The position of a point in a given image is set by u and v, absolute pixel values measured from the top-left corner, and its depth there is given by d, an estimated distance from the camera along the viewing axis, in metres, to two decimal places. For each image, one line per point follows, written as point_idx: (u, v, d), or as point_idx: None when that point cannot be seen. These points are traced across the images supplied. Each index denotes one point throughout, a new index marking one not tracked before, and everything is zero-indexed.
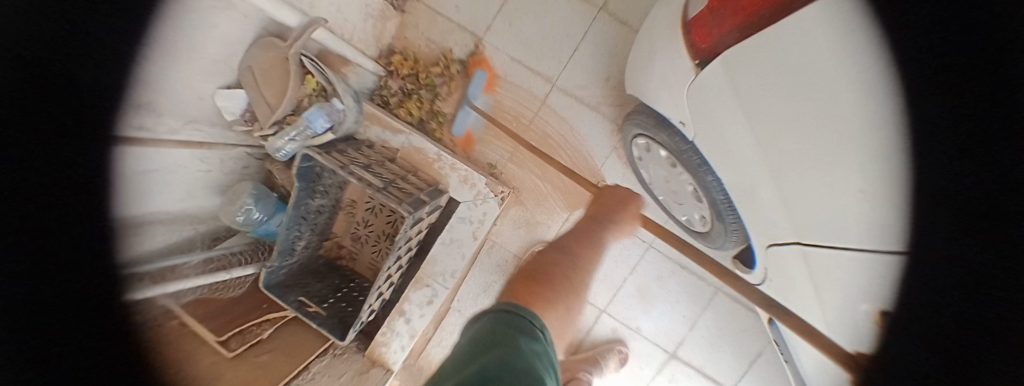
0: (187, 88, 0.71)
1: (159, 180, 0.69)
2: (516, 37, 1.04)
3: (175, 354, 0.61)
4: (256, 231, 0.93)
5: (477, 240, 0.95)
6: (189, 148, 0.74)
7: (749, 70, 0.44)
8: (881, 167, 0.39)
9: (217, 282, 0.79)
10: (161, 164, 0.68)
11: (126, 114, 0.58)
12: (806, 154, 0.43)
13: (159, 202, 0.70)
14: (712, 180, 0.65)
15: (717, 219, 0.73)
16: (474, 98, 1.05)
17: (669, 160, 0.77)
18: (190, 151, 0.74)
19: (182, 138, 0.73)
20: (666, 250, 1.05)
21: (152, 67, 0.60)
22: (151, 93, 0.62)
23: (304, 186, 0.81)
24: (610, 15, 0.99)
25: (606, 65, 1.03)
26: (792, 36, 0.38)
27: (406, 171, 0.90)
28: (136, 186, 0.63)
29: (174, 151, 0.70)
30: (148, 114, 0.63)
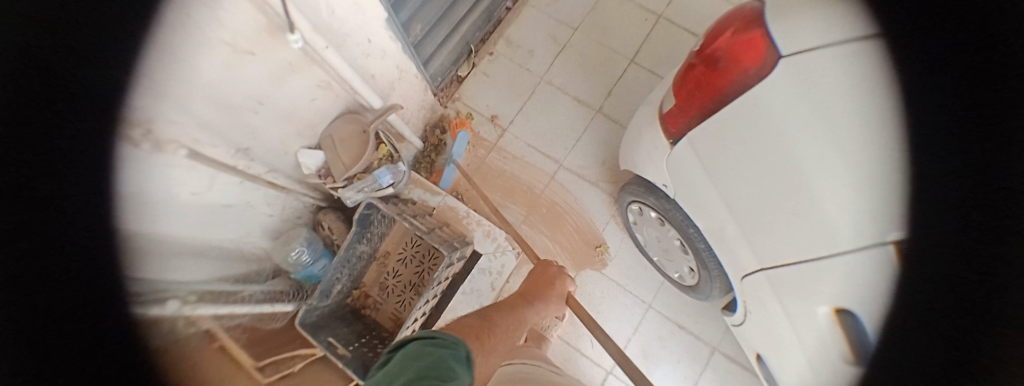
0: (281, 145, 0.94)
1: (234, 215, 0.87)
2: (532, 128, 1.34)
3: (211, 363, 0.71)
4: (300, 273, 1.05)
5: (495, 290, 1.07)
6: (268, 187, 0.94)
7: (707, 139, 0.63)
8: (851, 198, 0.46)
9: (263, 312, 0.92)
10: (240, 202, 0.88)
11: (222, 154, 0.78)
12: (757, 194, 0.59)
13: (224, 233, 0.86)
14: (694, 231, 0.83)
15: (703, 269, 0.88)
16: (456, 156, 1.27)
17: (659, 220, 0.96)
18: (265, 195, 0.95)
19: (261, 182, 0.92)
20: (664, 309, 1.16)
21: (252, 122, 0.82)
22: (246, 142, 0.83)
23: (358, 231, 0.96)
24: (605, 116, 1.32)
25: (603, 152, 1.30)
26: (732, 117, 0.58)
27: (440, 225, 1.06)
28: (211, 218, 0.81)
29: (254, 193, 0.91)
30: (241, 157, 0.83)
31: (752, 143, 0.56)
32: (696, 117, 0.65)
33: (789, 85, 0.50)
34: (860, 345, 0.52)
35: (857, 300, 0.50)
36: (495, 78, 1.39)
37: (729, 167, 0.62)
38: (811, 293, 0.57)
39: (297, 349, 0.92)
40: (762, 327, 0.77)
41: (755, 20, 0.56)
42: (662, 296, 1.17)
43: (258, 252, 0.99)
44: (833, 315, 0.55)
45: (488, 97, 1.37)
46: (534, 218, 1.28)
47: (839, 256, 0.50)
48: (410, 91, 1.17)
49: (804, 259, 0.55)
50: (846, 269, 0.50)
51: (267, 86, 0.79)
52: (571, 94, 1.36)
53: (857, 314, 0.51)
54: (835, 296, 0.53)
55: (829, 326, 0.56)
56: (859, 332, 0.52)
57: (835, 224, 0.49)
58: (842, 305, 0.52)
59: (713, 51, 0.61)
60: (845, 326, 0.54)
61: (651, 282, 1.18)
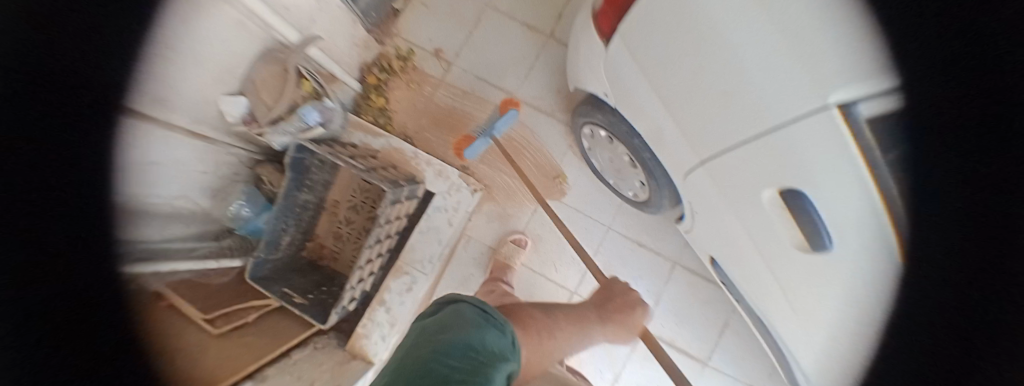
0: (198, 91, 0.83)
1: (164, 172, 0.77)
2: (481, 60, 1.25)
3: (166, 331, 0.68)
4: (244, 227, 1.02)
5: (452, 227, 1.05)
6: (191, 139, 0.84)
7: (643, 27, 0.59)
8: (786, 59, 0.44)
9: (205, 268, 0.88)
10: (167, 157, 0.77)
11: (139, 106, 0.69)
12: (694, 80, 0.56)
13: (160, 191, 0.77)
14: (639, 141, 0.82)
15: (651, 181, 0.88)
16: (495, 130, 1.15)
17: (609, 138, 0.95)
18: (194, 147, 0.85)
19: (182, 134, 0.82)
20: (623, 231, 1.19)
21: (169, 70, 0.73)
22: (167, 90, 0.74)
23: (294, 177, 0.91)
24: (556, 41, 1.24)
25: (556, 80, 1.24)
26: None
27: (385, 165, 1.01)
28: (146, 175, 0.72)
29: (183, 147, 0.81)
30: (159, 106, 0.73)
31: (685, 22, 0.53)
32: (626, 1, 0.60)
33: None
34: (808, 220, 0.52)
35: (794, 175, 0.50)
36: (435, 7, 1.26)
37: (673, 55, 0.57)
38: (752, 174, 0.55)
39: (250, 301, 0.90)
40: (707, 225, 0.77)
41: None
42: (621, 219, 1.19)
43: (198, 210, 0.91)
44: (780, 200, 0.54)
45: (429, 30, 1.25)
46: (491, 156, 1.23)
47: (776, 129, 0.48)
48: (336, 25, 1.06)
49: (735, 141, 0.54)
50: (782, 144, 0.48)
51: (173, 23, 0.69)
52: (519, 19, 1.25)
53: (803, 192, 0.50)
54: (773, 175, 0.52)
55: (778, 211, 0.56)
56: (809, 213, 0.51)
57: (764, 93, 0.47)
58: (786, 186, 0.52)
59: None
60: (792, 207, 0.53)
61: (610, 207, 1.20)
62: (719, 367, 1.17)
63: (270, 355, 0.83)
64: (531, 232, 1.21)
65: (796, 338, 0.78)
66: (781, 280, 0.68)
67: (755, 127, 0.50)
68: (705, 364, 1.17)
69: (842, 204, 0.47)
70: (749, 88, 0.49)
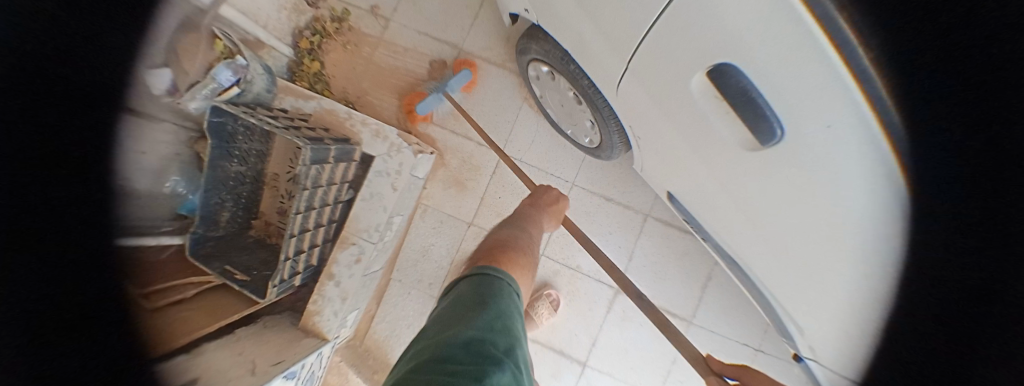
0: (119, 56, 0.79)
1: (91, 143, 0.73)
2: (421, 13, 1.15)
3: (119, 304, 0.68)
4: (183, 205, 0.97)
5: (397, 191, 0.96)
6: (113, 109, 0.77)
7: None
8: None
9: (143, 244, 0.82)
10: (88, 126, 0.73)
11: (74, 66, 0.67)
12: None
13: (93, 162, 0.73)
14: (574, 67, 0.72)
15: (597, 115, 0.78)
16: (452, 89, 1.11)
17: (551, 74, 0.85)
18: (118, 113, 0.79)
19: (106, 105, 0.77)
20: (589, 185, 1.09)
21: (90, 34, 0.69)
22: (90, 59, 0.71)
23: (217, 144, 0.87)
24: None
25: (504, 27, 1.14)
26: None
27: (315, 127, 0.93)
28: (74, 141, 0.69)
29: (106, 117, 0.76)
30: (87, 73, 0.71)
31: None
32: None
33: None
34: (747, 104, 0.41)
35: (714, 42, 0.40)
36: None
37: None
38: (675, 55, 0.46)
39: (189, 278, 0.88)
40: (655, 153, 0.67)
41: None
42: (585, 172, 1.09)
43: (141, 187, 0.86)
44: (710, 85, 0.44)
45: None
46: (442, 116, 1.15)
47: None
48: None
49: (654, 18, 0.45)
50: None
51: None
52: None
53: (728, 64, 0.40)
54: (696, 51, 0.43)
55: (716, 101, 0.45)
56: (745, 90, 0.40)
57: None
58: (712, 63, 0.42)
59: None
60: (722, 92, 0.42)
61: (572, 160, 1.10)
62: (704, 324, 1.08)
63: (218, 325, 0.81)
64: (492, 195, 1.13)
65: (784, 289, 0.64)
66: (744, 207, 0.56)
67: None
68: (689, 322, 1.08)
69: (788, 78, 0.36)
70: None
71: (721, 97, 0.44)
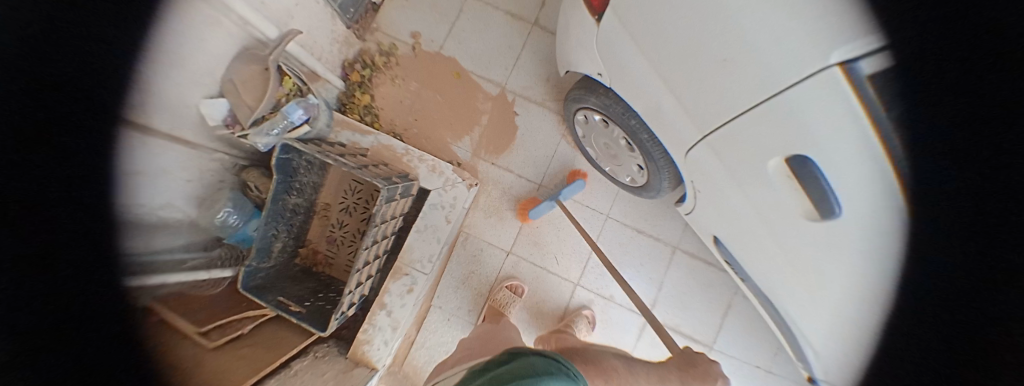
0: (179, 95, 0.77)
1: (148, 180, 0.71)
2: (467, 51, 1.23)
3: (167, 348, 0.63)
4: (233, 236, 0.95)
5: (451, 224, 1.01)
6: (173, 143, 0.77)
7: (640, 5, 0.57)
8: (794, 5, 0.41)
9: (196, 281, 0.81)
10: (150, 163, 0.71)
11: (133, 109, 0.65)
12: (685, 43, 0.54)
13: (148, 199, 0.71)
14: (635, 123, 0.80)
15: (649, 161, 0.87)
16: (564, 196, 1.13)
17: (604, 122, 0.93)
18: (178, 147, 0.79)
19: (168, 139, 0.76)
20: (622, 218, 1.18)
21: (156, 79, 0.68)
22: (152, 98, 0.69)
23: (282, 179, 0.85)
24: (542, 28, 1.24)
25: (545, 68, 1.23)
26: None
27: (377, 163, 0.98)
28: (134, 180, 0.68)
29: (164, 151, 0.75)
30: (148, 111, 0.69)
31: None
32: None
33: None
34: (816, 188, 0.50)
35: (798, 139, 0.48)
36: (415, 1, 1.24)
37: (664, 30, 0.56)
38: (755, 142, 0.54)
39: (247, 312, 0.86)
40: (712, 205, 0.76)
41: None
42: (619, 206, 1.18)
43: (186, 219, 0.84)
44: (787, 170, 0.52)
45: (412, 22, 1.24)
46: (484, 149, 1.21)
47: (786, 88, 0.45)
48: (315, 19, 1.00)
49: (740, 108, 0.52)
50: (786, 103, 0.46)
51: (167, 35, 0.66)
52: (503, 8, 1.25)
53: (807, 157, 0.48)
54: (775, 142, 0.51)
55: (789, 183, 0.53)
56: (819, 182, 0.49)
57: (766, 51, 0.45)
58: (791, 153, 0.50)
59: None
60: (797, 175, 0.51)
61: (606, 194, 1.19)
62: (724, 349, 1.17)
63: (267, 366, 0.76)
64: (530, 226, 1.19)
65: (819, 324, 0.73)
66: (794, 257, 0.65)
67: (763, 89, 0.48)
68: (710, 347, 1.17)
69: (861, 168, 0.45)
70: (751, 50, 0.46)
71: (793, 179, 0.52)
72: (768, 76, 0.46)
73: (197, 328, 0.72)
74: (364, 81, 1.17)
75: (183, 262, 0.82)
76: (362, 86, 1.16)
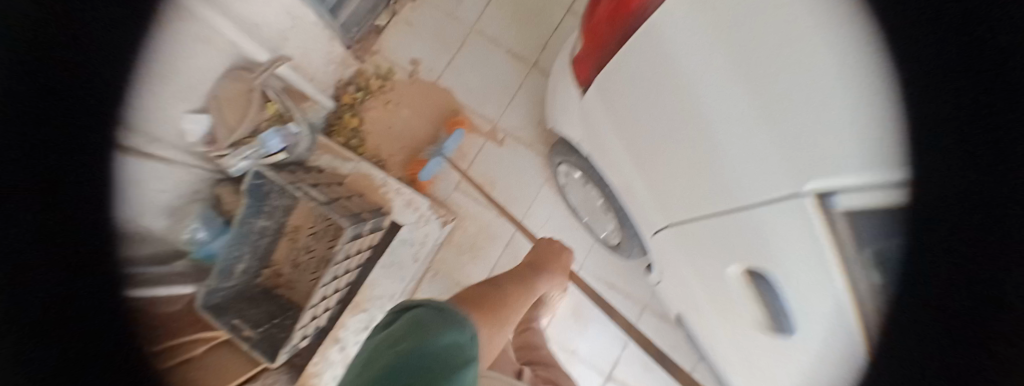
0: (158, 107, 0.76)
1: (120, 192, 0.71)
2: (463, 84, 1.24)
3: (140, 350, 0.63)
4: (198, 251, 0.92)
5: (417, 262, 1.00)
6: (147, 162, 0.77)
7: (617, 86, 0.55)
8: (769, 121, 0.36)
9: (157, 294, 0.81)
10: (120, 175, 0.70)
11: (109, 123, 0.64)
12: (662, 127, 0.49)
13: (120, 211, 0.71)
14: (611, 192, 0.78)
15: (624, 230, 0.85)
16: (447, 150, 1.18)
17: (583, 181, 0.91)
18: (150, 162, 0.78)
19: (143, 155, 0.76)
20: (597, 272, 1.16)
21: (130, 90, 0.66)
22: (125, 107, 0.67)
23: (251, 204, 0.85)
24: (540, 71, 1.25)
25: (538, 110, 1.22)
26: (636, 52, 0.47)
27: (352, 194, 0.97)
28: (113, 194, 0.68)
29: (136, 163, 0.74)
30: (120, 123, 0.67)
31: (653, 76, 0.46)
32: (603, 50, 0.55)
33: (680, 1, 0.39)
34: (775, 304, 0.48)
35: (770, 255, 0.44)
36: (419, 29, 1.26)
37: (639, 112, 0.52)
38: (720, 246, 0.52)
39: (198, 333, 0.85)
40: (679, 289, 0.74)
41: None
42: (595, 260, 1.16)
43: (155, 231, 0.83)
44: (746, 280, 0.50)
45: (413, 49, 1.25)
46: (466, 184, 1.20)
47: (762, 204, 0.40)
48: (310, 41, 0.99)
49: (715, 210, 0.48)
50: (763, 217, 0.41)
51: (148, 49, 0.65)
52: (504, 47, 1.27)
53: (771, 277, 0.46)
54: (741, 252, 0.48)
55: (749, 293, 0.52)
56: (779, 301, 0.47)
57: (740, 162, 0.40)
58: (753, 266, 0.48)
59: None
60: (758, 289, 0.49)
61: (584, 245, 1.17)
62: None
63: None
64: (503, 269, 1.17)
65: None
66: (753, 362, 0.62)
67: (742, 197, 0.42)
68: None
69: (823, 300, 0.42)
70: (726, 158, 0.42)
71: (753, 290, 0.51)
72: (739, 178, 0.41)
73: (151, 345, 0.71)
74: (354, 104, 1.17)
75: (144, 275, 0.80)
76: (351, 109, 1.16)
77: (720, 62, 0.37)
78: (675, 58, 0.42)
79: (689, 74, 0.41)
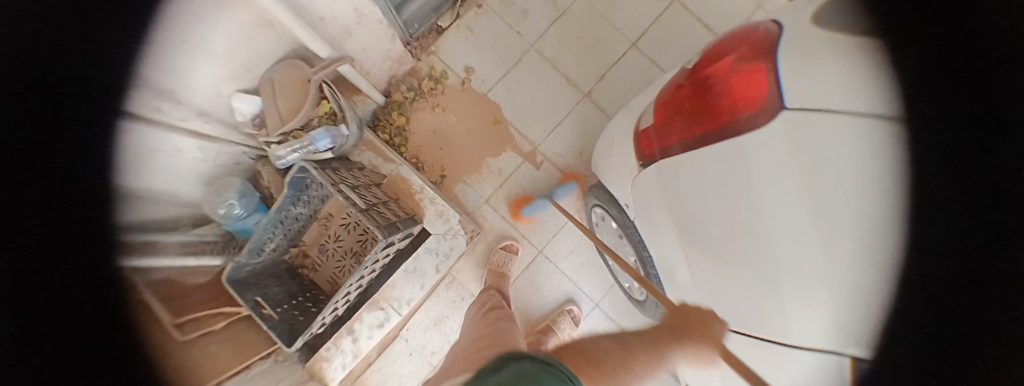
0: (212, 86, 0.79)
1: (152, 158, 0.71)
2: (513, 101, 1.28)
3: (148, 328, 0.60)
4: (232, 225, 0.94)
5: (439, 273, 1.02)
6: (194, 138, 0.79)
7: (683, 178, 0.55)
8: (836, 284, 0.37)
9: (185, 265, 0.83)
10: (162, 145, 0.73)
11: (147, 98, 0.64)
12: (720, 238, 0.50)
13: (152, 177, 0.72)
14: (648, 255, 0.78)
15: (650, 292, 0.84)
16: (558, 198, 1.20)
17: (618, 232, 0.91)
18: (196, 139, 0.80)
19: (196, 130, 0.80)
20: (609, 311, 1.17)
21: (176, 67, 0.67)
22: (171, 81, 0.68)
23: (291, 193, 0.86)
24: (591, 101, 1.30)
25: (581, 141, 1.27)
26: (712, 159, 0.48)
27: (389, 198, 0.97)
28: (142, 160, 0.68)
29: (182, 140, 0.77)
30: (166, 100, 0.69)
31: (725, 193, 0.47)
32: (677, 129, 0.55)
33: (779, 136, 0.39)
34: None
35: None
36: (479, 37, 1.29)
37: (702, 211, 0.52)
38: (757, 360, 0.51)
39: (222, 307, 0.86)
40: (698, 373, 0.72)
41: (770, 40, 0.43)
42: (609, 299, 1.18)
43: (190, 198, 0.87)
44: None
45: (470, 57, 1.27)
46: (497, 200, 1.22)
47: (808, 350, 0.42)
48: (373, 38, 0.98)
49: (757, 331, 0.49)
50: (791, 358, 0.45)
51: (190, 30, 0.64)
52: (560, 70, 1.30)
53: None
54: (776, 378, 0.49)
55: None
56: None
57: (791, 304, 0.42)
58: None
59: (718, 51, 0.50)
60: None
61: (602, 283, 1.18)
62: None
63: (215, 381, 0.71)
64: (518, 290, 1.19)
65: None
66: None
67: (797, 337, 0.43)
68: None
69: None
70: (781, 297, 0.43)
71: None
72: (777, 294, 0.43)
73: (173, 317, 0.70)
74: (403, 103, 1.19)
75: (178, 243, 0.83)
76: (400, 107, 1.18)
77: (801, 211, 0.38)
78: (754, 189, 0.42)
79: (765, 208, 0.41)
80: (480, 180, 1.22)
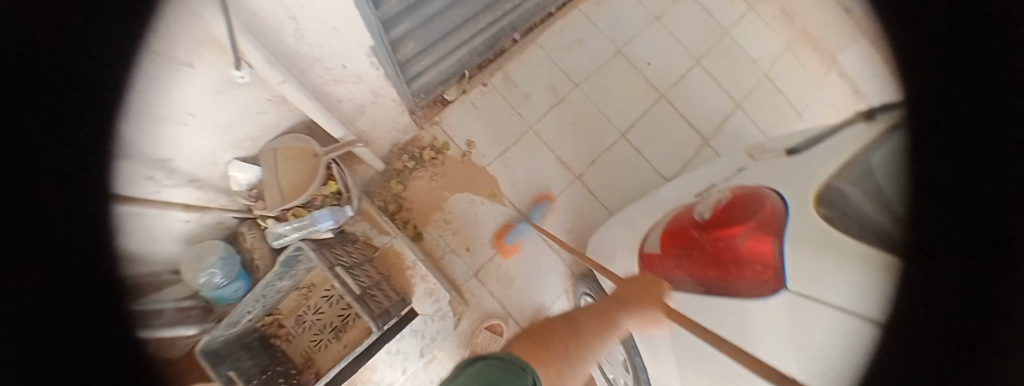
0: (211, 156, 0.75)
1: (140, 221, 0.65)
2: (510, 175, 1.33)
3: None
4: (211, 293, 0.84)
5: (423, 358, 0.98)
6: (186, 207, 0.75)
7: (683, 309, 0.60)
8: None
9: (173, 334, 0.74)
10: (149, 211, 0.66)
11: (137, 169, 0.58)
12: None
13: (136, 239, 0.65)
14: (639, 367, 0.74)
15: None
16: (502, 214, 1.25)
17: (608, 330, 0.90)
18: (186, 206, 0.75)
19: (191, 197, 0.76)
20: None
21: (169, 131, 0.59)
22: (165, 151, 0.62)
23: (281, 270, 0.81)
24: (581, 183, 1.39)
25: (571, 219, 1.34)
26: (717, 310, 0.54)
27: (382, 276, 0.95)
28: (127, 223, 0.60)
29: (168, 206, 0.71)
30: (163, 169, 0.64)
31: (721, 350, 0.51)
32: (678, 264, 0.63)
33: (776, 307, 0.46)
34: None
35: None
36: (482, 112, 1.36)
37: (700, 353, 0.54)
38: None
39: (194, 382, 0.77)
40: None
41: (776, 219, 0.53)
42: None
43: (166, 257, 0.79)
44: None
45: (472, 130, 1.33)
46: (485, 273, 1.22)
47: None
48: (385, 114, 1.01)
49: None
50: None
51: (188, 96, 0.57)
52: (554, 152, 1.40)
53: None
54: None
55: None
56: None
57: None
58: None
59: (725, 213, 0.59)
60: None
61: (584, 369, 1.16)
62: None
63: None
64: None
65: None
66: None
67: None
68: None
69: None
70: None
71: None
72: None
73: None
74: (404, 170, 1.21)
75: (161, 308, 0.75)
76: (400, 174, 1.20)
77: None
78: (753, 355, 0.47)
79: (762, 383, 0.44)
80: (472, 253, 1.22)
